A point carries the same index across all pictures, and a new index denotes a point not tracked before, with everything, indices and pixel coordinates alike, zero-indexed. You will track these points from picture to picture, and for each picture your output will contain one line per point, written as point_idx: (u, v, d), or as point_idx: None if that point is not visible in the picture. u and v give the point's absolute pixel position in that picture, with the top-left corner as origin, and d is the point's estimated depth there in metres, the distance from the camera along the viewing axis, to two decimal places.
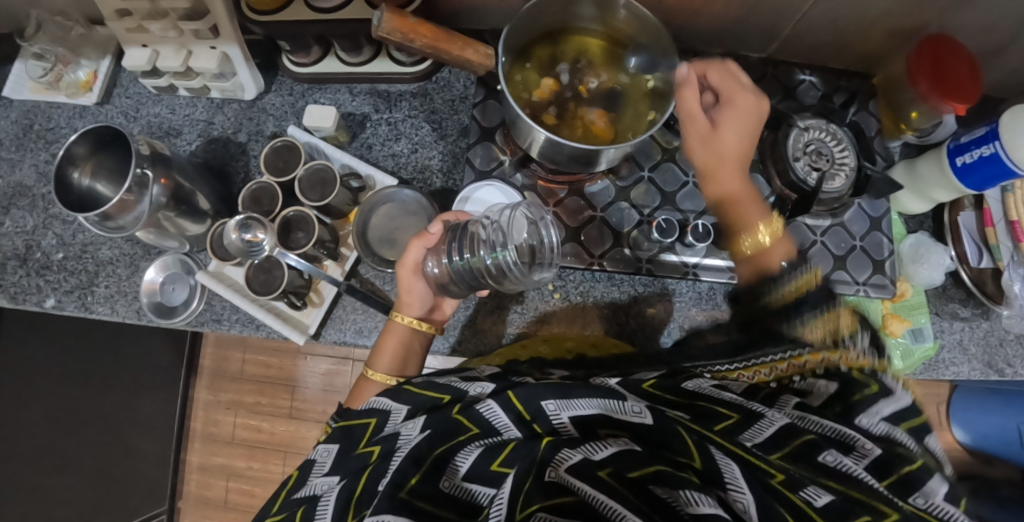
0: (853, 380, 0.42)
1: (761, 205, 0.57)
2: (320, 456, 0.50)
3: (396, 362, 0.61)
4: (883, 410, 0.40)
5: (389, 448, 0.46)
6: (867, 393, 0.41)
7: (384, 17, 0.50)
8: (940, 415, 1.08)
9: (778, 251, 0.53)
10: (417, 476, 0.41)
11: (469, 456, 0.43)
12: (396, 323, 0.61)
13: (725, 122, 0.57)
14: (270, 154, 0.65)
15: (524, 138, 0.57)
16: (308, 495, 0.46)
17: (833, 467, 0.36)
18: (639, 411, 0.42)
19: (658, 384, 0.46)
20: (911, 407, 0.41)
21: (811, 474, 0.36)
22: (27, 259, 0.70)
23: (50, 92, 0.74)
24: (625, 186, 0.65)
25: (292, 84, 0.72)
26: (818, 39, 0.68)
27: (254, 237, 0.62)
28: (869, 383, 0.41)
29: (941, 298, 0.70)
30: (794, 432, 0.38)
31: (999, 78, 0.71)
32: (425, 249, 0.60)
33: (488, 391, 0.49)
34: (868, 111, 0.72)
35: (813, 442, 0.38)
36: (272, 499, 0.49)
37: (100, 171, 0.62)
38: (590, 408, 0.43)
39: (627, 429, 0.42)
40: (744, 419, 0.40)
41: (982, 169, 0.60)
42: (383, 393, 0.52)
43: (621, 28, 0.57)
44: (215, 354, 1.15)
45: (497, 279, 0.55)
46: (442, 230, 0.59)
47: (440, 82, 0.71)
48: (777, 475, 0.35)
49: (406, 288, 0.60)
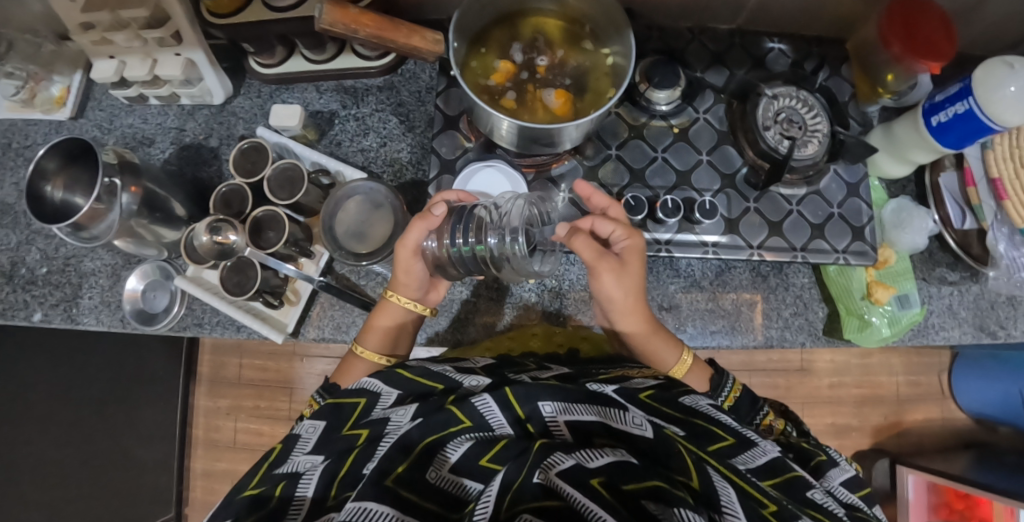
0: (807, 449, 0.50)
1: (671, 337, 0.60)
2: (305, 432, 0.49)
3: (386, 341, 0.62)
4: (840, 477, 0.47)
5: (378, 432, 0.46)
6: (823, 461, 0.48)
7: (325, 10, 0.51)
8: (943, 383, 1.08)
9: (696, 381, 0.60)
10: (404, 465, 0.41)
11: (458, 448, 0.43)
12: (391, 303, 0.61)
13: (623, 269, 0.56)
14: (238, 156, 0.65)
15: (485, 125, 0.57)
16: (290, 471, 0.45)
17: (820, 503, 0.40)
18: (640, 423, 0.43)
19: (654, 396, 0.47)
20: (858, 480, 0.48)
21: (802, 504, 0.40)
22: (13, 275, 0.72)
23: (25, 110, 0.75)
24: (592, 166, 0.65)
25: (259, 86, 0.72)
26: (785, 7, 0.66)
27: (225, 239, 0.63)
28: (820, 453, 0.49)
29: (929, 264, 0.69)
30: (784, 466, 0.43)
31: (978, 34, 0.69)
32: (428, 230, 0.58)
33: (483, 384, 0.49)
34: (842, 76, 0.70)
35: (801, 480, 0.42)
36: (250, 472, 0.47)
37: (74, 184, 0.63)
38: (589, 415, 0.43)
39: (626, 441, 0.42)
40: (739, 445, 0.44)
41: (958, 128, 0.58)
42: (376, 375, 0.52)
43: (575, 6, 0.57)
44: (213, 360, 1.16)
45: (499, 266, 0.55)
46: (445, 213, 0.57)
47: (406, 75, 0.70)
48: (771, 506, 0.37)
49: (405, 269, 0.59)
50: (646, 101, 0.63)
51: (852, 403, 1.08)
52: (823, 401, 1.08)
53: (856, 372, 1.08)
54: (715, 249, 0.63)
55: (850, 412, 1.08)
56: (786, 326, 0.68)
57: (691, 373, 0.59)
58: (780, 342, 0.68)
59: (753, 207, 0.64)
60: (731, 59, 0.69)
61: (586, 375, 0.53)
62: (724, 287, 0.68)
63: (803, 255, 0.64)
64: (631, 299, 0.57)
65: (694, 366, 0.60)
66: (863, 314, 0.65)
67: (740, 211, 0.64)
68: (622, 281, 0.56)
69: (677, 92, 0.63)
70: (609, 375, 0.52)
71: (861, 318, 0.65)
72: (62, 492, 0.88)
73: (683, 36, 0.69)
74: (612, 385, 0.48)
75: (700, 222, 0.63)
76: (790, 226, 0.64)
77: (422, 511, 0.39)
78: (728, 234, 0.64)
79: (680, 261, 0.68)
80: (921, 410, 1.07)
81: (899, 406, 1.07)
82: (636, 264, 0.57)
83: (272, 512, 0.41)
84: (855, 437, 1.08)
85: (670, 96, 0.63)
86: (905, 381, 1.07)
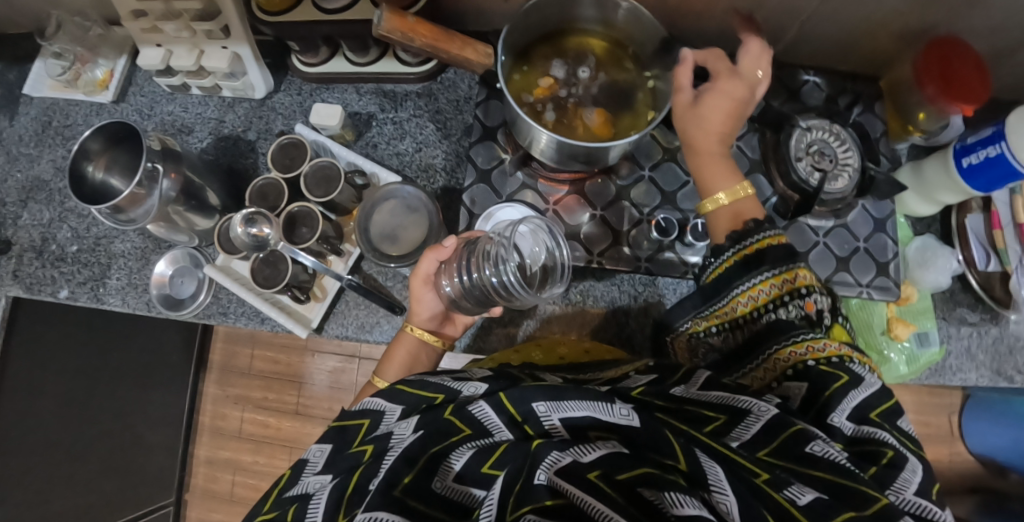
0: (823, 374, 0.44)
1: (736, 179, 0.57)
2: (313, 455, 0.49)
3: (402, 372, 0.62)
4: (857, 399, 0.42)
5: (383, 447, 0.45)
6: (840, 386, 0.43)
7: (384, 17, 0.52)
8: (952, 424, 1.09)
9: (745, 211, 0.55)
10: (411, 475, 0.41)
11: (460, 458, 0.43)
12: (407, 334, 0.62)
13: (700, 106, 0.56)
14: (277, 151, 0.66)
15: (524, 136, 0.57)
16: (301, 493, 0.45)
17: (820, 457, 0.38)
18: (627, 414, 0.41)
19: (647, 391, 0.45)
20: (880, 392, 0.43)
21: (800, 464, 0.38)
22: (42, 251, 0.72)
23: (68, 90, 0.76)
24: (625, 186, 0.66)
25: (300, 84, 0.73)
26: (823, 41, 0.67)
27: (260, 232, 0.64)
28: (839, 374, 0.43)
29: (950, 304, 0.69)
30: (782, 423, 0.40)
31: (1010, 79, 0.70)
32: (439, 260, 0.60)
33: (481, 392, 0.48)
34: (874, 113, 0.71)
35: (801, 433, 0.40)
36: (263, 498, 0.48)
37: (114, 166, 0.64)
38: (581, 411, 0.42)
39: (617, 431, 0.41)
40: (732, 419, 0.41)
41: (988, 171, 0.59)
42: (378, 394, 0.52)
43: (620, 28, 0.58)
44: (225, 349, 1.17)
45: (507, 296, 0.55)
46: (456, 244, 0.59)
47: (445, 83, 0.72)
48: (762, 474, 0.37)
49: (417, 298, 0.61)
50: None
51: None
52: None
53: None
54: None
55: None
56: None
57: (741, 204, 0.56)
58: None
59: None
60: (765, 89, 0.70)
61: (589, 380, 0.53)
62: None
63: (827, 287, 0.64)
64: (701, 135, 0.56)
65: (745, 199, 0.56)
66: (881, 350, 0.67)
67: None
68: (698, 114, 0.56)
69: None
70: (605, 379, 0.52)
71: (879, 354, 0.67)
72: (68, 470, 0.88)
73: None
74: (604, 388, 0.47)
75: None
76: (816, 258, 0.65)
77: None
78: None
79: None
80: (931, 449, 1.08)
81: None
82: (719, 106, 0.56)
83: None
84: None
85: None
86: (915, 419, 1.08)
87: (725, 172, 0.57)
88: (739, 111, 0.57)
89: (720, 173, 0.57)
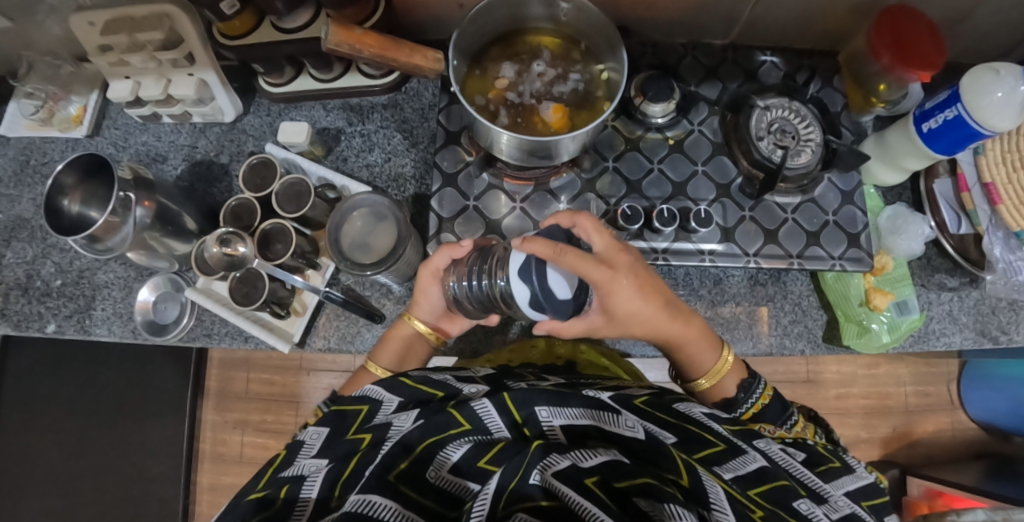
0: (819, 454, 0.51)
1: (708, 348, 0.58)
2: (309, 438, 0.48)
3: (396, 359, 0.63)
4: (852, 483, 0.48)
5: (381, 436, 0.45)
6: (835, 467, 0.50)
7: (331, 30, 0.53)
8: (951, 393, 1.10)
9: (729, 383, 0.59)
10: (406, 461, 0.42)
11: (457, 449, 0.43)
12: (406, 323, 0.63)
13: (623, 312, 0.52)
14: (248, 172, 0.68)
15: (484, 139, 0.58)
16: (296, 473, 0.44)
17: (806, 514, 0.40)
18: (632, 425, 0.44)
19: (649, 401, 0.49)
20: (871, 485, 0.49)
21: (784, 511, 0.40)
22: (28, 287, 0.73)
23: (43, 128, 0.78)
24: (590, 178, 0.66)
25: (269, 104, 0.75)
26: (777, 21, 0.68)
27: (234, 250, 0.65)
28: (833, 460, 0.51)
29: (928, 270, 0.69)
30: (771, 475, 0.43)
31: (965, 43, 0.71)
32: (451, 258, 0.58)
33: (483, 391, 0.49)
34: (833, 87, 0.71)
35: (787, 488, 0.42)
36: (255, 478, 0.46)
37: (91, 198, 0.65)
38: (580, 418, 0.45)
39: (618, 442, 0.43)
40: (729, 450, 0.44)
41: (950, 134, 0.59)
42: (377, 381, 0.52)
43: (569, 23, 0.59)
44: (221, 374, 1.18)
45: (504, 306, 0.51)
46: (472, 246, 0.57)
47: (410, 92, 0.73)
48: (757, 511, 0.38)
49: (421, 291, 0.61)
50: (642, 114, 0.65)
51: (860, 414, 1.10)
52: (830, 412, 1.10)
53: (863, 382, 1.11)
54: (712, 257, 0.64)
55: (859, 423, 1.10)
56: (785, 333, 0.68)
57: (730, 373, 0.59)
58: (781, 350, 0.68)
59: (748, 215, 0.66)
60: (724, 73, 0.70)
61: (587, 384, 0.55)
62: (723, 296, 0.69)
63: (799, 262, 0.64)
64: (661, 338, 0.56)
65: (733, 367, 0.59)
66: (861, 320, 0.66)
67: (735, 220, 0.66)
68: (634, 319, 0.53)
69: (672, 105, 0.64)
70: (603, 384, 0.55)
71: (860, 324, 0.65)
72: None
73: (677, 52, 0.71)
74: (607, 392, 0.49)
75: (697, 231, 0.64)
76: (784, 234, 0.65)
77: (422, 510, 0.40)
78: (725, 242, 0.65)
79: (678, 270, 0.68)
80: (930, 420, 1.10)
81: (908, 417, 1.09)
82: (634, 299, 0.52)
83: (276, 513, 0.41)
84: (865, 449, 1.10)
85: (666, 109, 0.64)
86: (913, 391, 1.10)
87: (696, 342, 0.57)
88: (646, 285, 0.52)
89: (693, 349, 0.57)
